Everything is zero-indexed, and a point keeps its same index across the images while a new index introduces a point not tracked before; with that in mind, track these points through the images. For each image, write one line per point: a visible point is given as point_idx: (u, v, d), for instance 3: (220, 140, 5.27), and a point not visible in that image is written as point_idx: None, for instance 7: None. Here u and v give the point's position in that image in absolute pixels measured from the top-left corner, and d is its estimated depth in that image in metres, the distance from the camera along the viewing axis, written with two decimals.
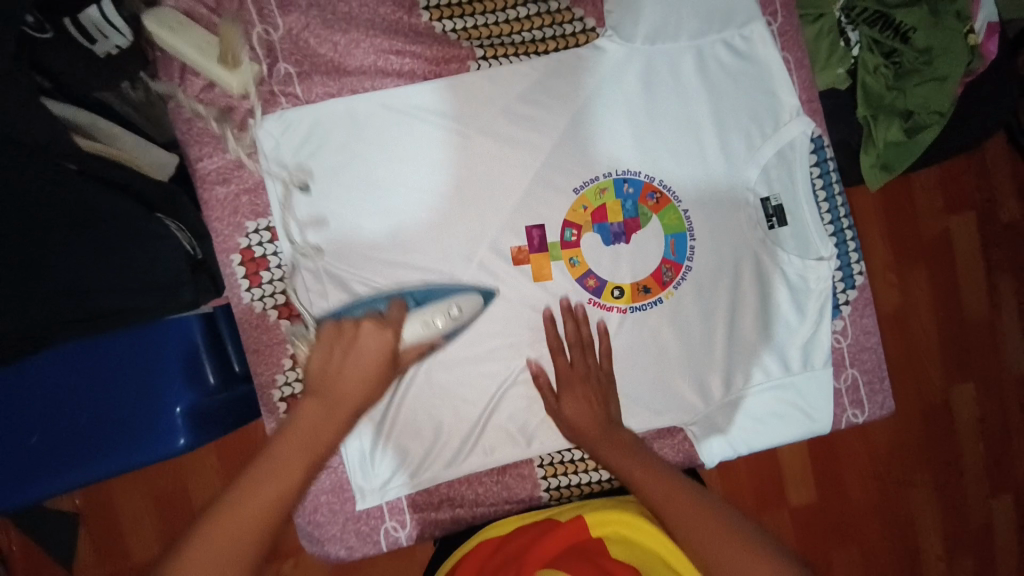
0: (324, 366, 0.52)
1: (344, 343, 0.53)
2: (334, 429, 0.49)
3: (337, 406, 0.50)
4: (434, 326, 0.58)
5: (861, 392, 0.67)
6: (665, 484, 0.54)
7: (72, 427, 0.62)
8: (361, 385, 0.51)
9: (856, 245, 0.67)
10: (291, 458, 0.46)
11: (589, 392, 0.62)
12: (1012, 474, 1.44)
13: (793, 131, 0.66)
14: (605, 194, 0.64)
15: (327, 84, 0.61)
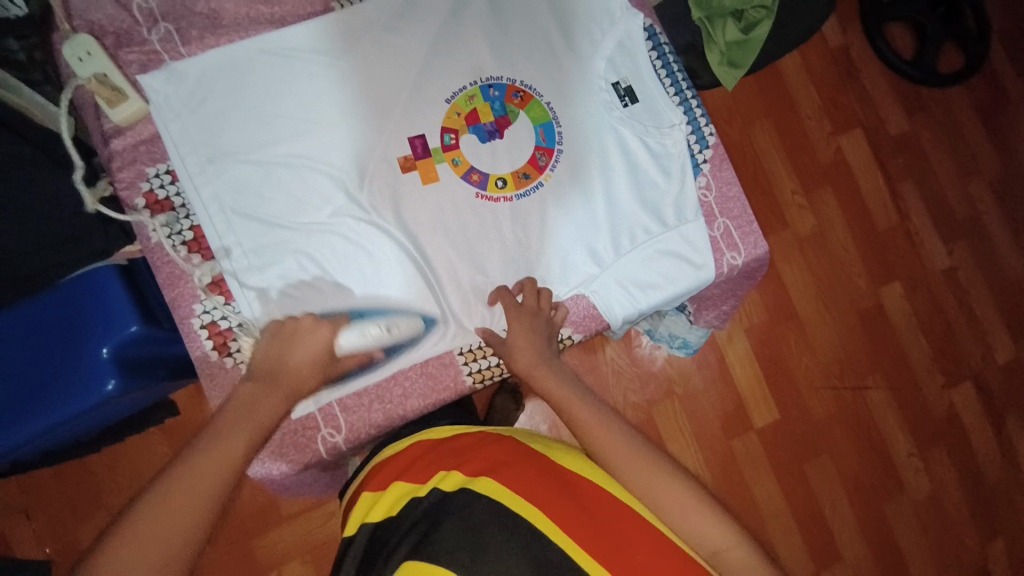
0: (272, 357, 0.60)
1: (286, 337, 0.61)
2: (275, 403, 0.58)
3: (274, 387, 0.58)
4: (370, 338, 0.66)
5: (734, 236, 0.74)
6: (594, 418, 0.62)
7: (1, 391, 0.62)
8: (308, 371, 0.61)
9: (702, 110, 0.77)
10: (237, 425, 0.55)
11: (531, 324, 0.67)
12: (955, 361, 1.52)
13: (627, 23, 0.75)
14: (474, 99, 0.72)
15: (207, 36, 0.68)
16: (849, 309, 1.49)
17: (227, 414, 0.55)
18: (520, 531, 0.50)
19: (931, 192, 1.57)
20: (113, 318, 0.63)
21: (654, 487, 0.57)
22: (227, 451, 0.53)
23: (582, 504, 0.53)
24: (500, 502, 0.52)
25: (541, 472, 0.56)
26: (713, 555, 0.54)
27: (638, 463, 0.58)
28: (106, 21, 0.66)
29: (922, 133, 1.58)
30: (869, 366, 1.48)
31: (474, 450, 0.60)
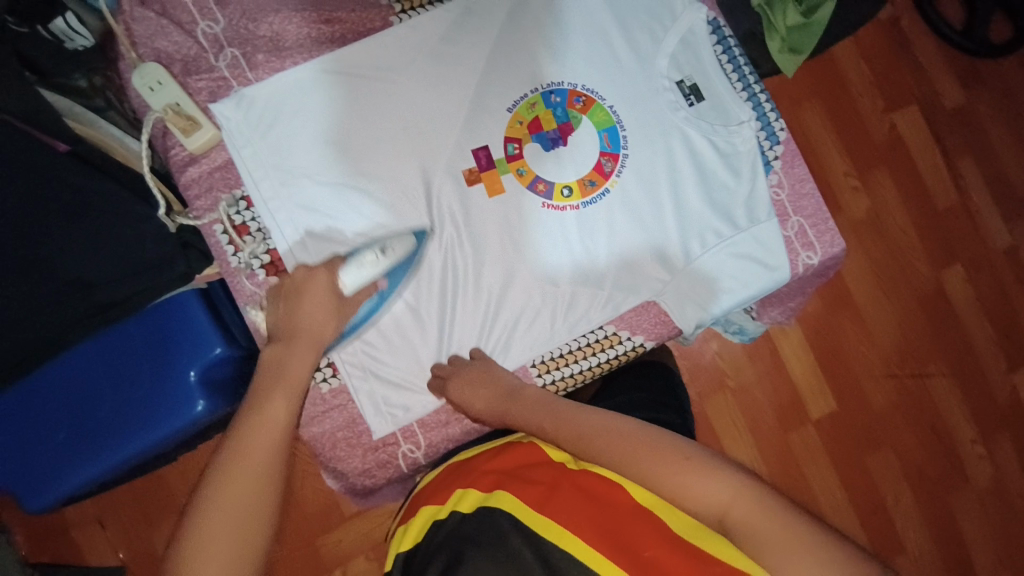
0: (284, 316, 0.61)
1: (293, 293, 0.61)
2: (303, 363, 0.59)
3: (296, 342, 0.60)
4: (369, 266, 0.63)
5: (809, 235, 0.72)
6: (563, 421, 0.56)
7: (97, 416, 0.65)
8: (320, 317, 0.61)
9: (770, 105, 0.74)
10: (275, 396, 0.56)
11: (477, 377, 0.64)
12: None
13: (690, 18, 0.73)
14: (536, 107, 0.71)
15: (271, 59, 0.68)
16: (908, 294, 1.43)
17: (260, 391, 0.56)
18: (540, 546, 0.46)
19: (993, 167, 1.49)
20: (198, 341, 0.66)
21: (644, 464, 0.50)
22: (270, 420, 0.54)
23: (597, 516, 0.48)
24: (524, 522, 0.48)
25: (562, 484, 0.51)
26: (726, 518, 0.46)
27: (617, 444, 0.52)
28: (173, 50, 0.67)
29: (982, 105, 1.50)
30: (931, 353, 1.43)
31: (500, 462, 0.56)
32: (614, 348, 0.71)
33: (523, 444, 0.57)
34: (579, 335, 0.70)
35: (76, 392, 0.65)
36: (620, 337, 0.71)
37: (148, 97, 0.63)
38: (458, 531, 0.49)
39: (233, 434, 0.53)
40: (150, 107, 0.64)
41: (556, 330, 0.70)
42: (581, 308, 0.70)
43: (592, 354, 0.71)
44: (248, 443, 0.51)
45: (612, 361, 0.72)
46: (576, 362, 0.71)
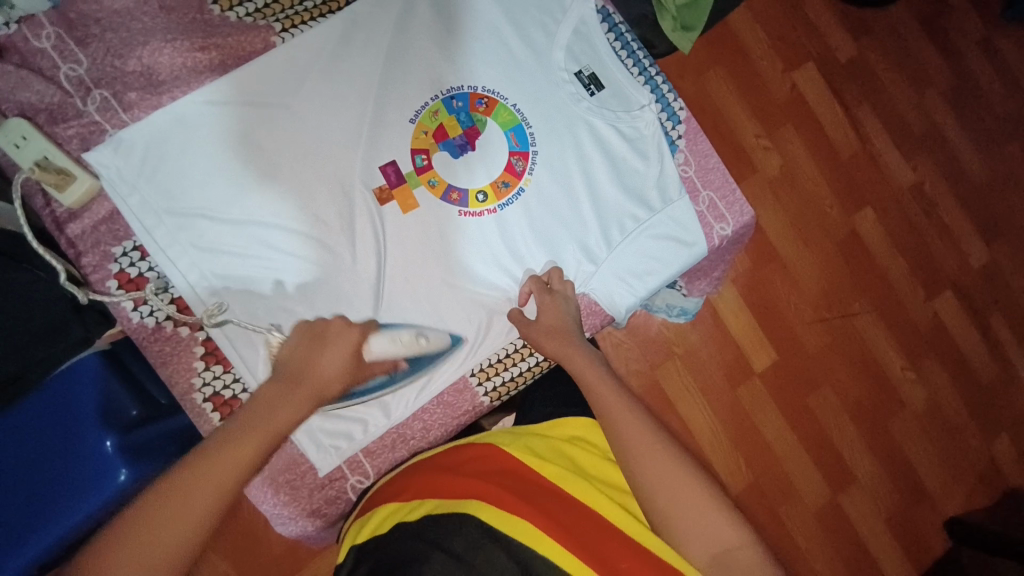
0: (298, 359, 0.58)
1: (318, 342, 0.59)
2: (290, 412, 0.54)
3: (296, 389, 0.55)
4: (401, 344, 0.67)
5: (720, 207, 0.74)
6: (618, 401, 0.57)
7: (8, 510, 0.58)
8: (336, 376, 0.58)
9: (668, 85, 0.75)
10: (247, 436, 0.50)
11: (555, 306, 0.66)
12: (933, 273, 1.58)
13: (580, 9, 0.73)
14: (439, 114, 0.70)
15: (146, 97, 0.64)
16: (827, 241, 1.52)
17: (239, 418, 0.52)
18: (513, 550, 0.49)
19: (888, 112, 1.59)
20: (112, 404, 0.63)
21: (675, 482, 0.51)
22: (241, 459, 0.48)
23: (560, 517, 0.51)
24: (495, 526, 0.50)
25: (519, 485, 0.54)
26: (727, 556, 0.48)
27: (658, 458, 0.52)
28: (36, 99, 0.61)
29: (871, 54, 1.59)
30: (855, 292, 1.53)
31: (464, 466, 0.57)
32: None
33: (484, 445, 0.59)
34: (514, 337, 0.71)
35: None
36: None
37: (14, 154, 0.58)
38: (426, 539, 0.50)
39: (196, 456, 0.47)
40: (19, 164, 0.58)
41: (490, 335, 0.70)
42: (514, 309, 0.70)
43: (530, 354, 0.71)
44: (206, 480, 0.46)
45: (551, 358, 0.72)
46: (515, 364, 0.71)
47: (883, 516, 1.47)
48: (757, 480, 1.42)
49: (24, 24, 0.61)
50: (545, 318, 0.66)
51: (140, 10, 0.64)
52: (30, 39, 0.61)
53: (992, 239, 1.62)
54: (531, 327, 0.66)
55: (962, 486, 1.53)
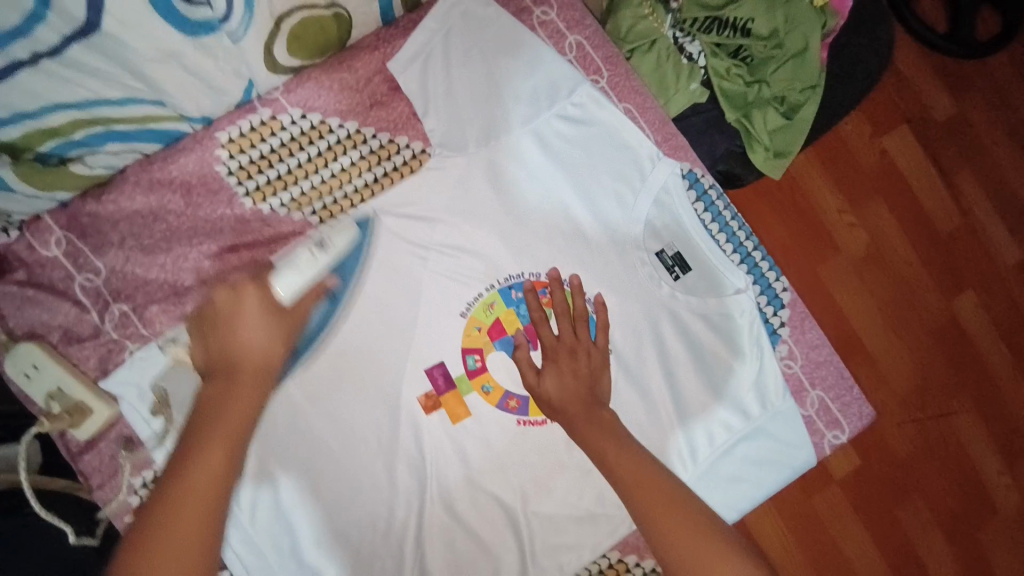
0: (215, 347, 0.48)
1: (224, 320, 0.49)
2: (237, 406, 0.45)
3: (230, 376, 0.47)
4: (309, 267, 0.51)
5: (834, 411, 0.62)
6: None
7: None
8: (255, 349, 0.48)
9: (768, 262, 0.63)
10: (206, 451, 0.43)
11: (577, 369, 0.56)
12: None
13: (662, 175, 0.61)
14: (494, 307, 0.61)
15: (168, 307, 0.57)
16: (921, 332, 1.24)
17: (180, 453, 0.44)
18: None
19: (994, 175, 1.29)
20: None
21: None
22: (203, 470, 0.42)
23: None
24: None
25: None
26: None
27: None
28: (49, 317, 0.56)
29: (973, 112, 1.29)
30: (951, 387, 1.23)
31: None
32: None
33: None
34: (583, 567, 0.61)
35: None
36: (628, 564, 0.62)
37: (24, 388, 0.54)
38: None
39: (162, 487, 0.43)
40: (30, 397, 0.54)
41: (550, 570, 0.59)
42: (560, 536, 0.60)
43: None
44: (175, 511, 0.41)
45: None
46: None
47: None
48: None
49: (31, 231, 0.55)
50: (560, 395, 0.55)
51: (164, 209, 0.57)
52: (41, 249, 0.56)
53: None
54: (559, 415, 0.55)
55: None
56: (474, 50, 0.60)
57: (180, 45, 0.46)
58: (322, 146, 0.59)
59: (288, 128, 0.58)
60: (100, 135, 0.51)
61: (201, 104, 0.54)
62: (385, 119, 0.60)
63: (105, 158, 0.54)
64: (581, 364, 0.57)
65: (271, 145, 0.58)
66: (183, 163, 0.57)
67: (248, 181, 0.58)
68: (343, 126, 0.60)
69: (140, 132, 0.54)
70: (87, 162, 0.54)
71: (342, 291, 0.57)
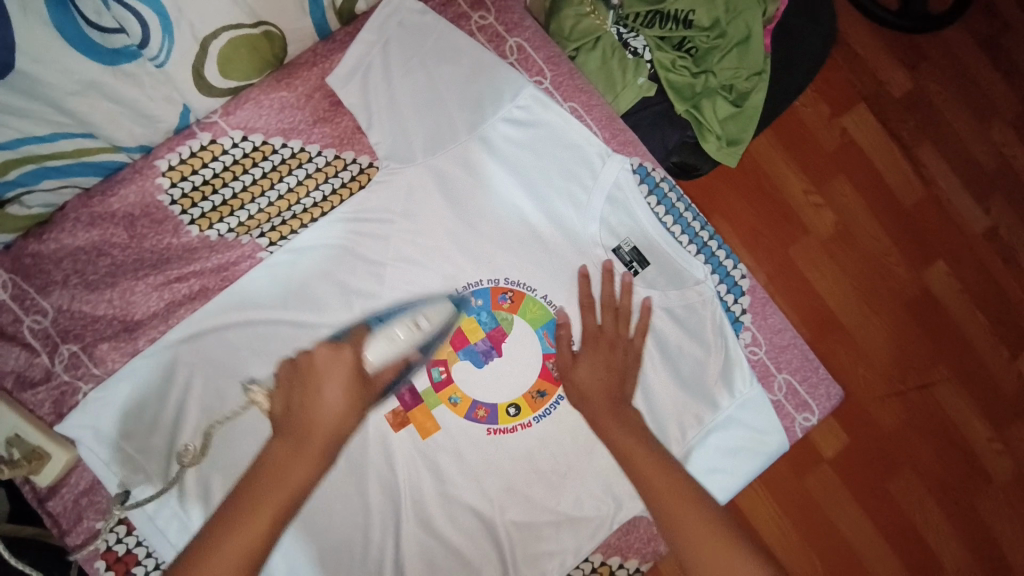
0: (297, 406, 0.47)
1: (303, 379, 0.48)
2: (303, 471, 0.45)
3: (306, 442, 0.46)
4: (401, 341, 0.53)
5: (801, 393, 0.62)
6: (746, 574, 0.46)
7: None
8: (335, 418, 0.47)
9: (725, 250, 0.63)
10: (241, 527, 0.43)
11: (611, 360, 0.58)
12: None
13: (612, 172, 0.61)
14: (454, 316, 0.60)
15: (119, 344, 0.56)
16: (897, 307, 1.26)
17: (235, 495, 0.45)
18: None
19: (952, 144, 1.31)
20: None
21: None
22: (246, 527, 0.43)
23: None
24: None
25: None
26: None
27: None
28: (1, 363, 0.54)
29: (931, 85, 1.31)
30: (932, 355, 1.25)
31: None
32: None
33: None
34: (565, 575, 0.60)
35: None
36: (611, 566, 0.61)
37: None
38: None
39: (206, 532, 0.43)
40: None
41: None
42: (539, 544, 0.58)
43: None
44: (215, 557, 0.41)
45: None
46: None
47: None
48: None
49: None
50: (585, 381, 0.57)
51: (108, 244, 0.56)
52: None
53: None
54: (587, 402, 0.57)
55: None
56: (415, 59, 0.60)
57: (97, 74, 0.46)
58: (266, 167, 0.58)
59: (229, 151, 0.57)
60: (35, 173, 0.50)
61: (135, 134, 0.53)
62: (330, 134, 0.60)
63: (44, 196, 0.53)
64: (617, 357, 0.58)
65: (214, 170, 0.57)
66: (124, 195, 0.55)
67: (191, 209, 0.57)
68: (286, 145, 0.59)
69: (76, 167, 0.53)
70: (26, 202, 0.53)
71: (418, 361, 0.57)
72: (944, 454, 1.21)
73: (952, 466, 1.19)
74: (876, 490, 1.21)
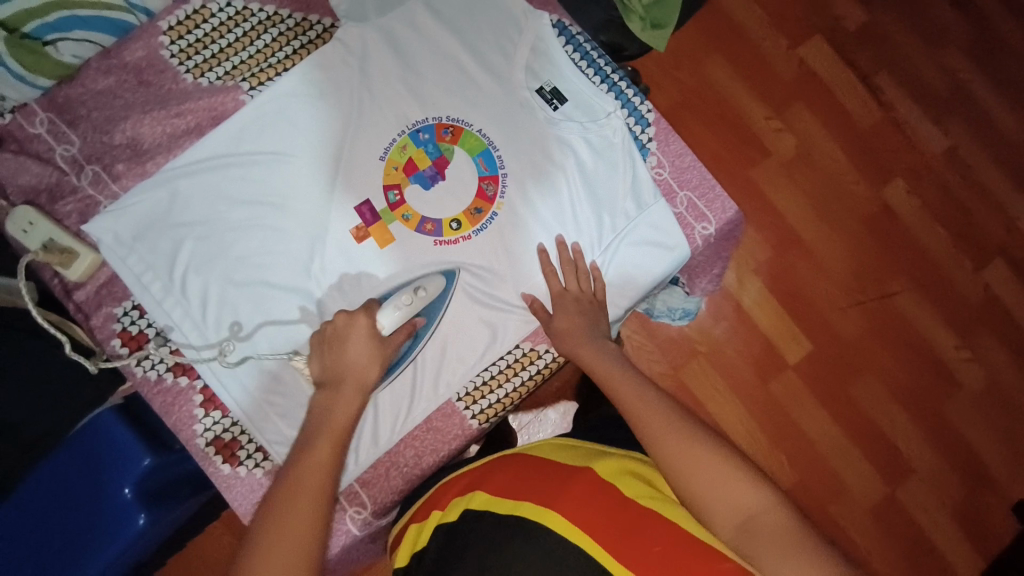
0: (330, 363, 0.63)
1: (339, 340, 0.63)
2: (347, 408, 0.61)
3: (342, 389, 0.61)
4: (406, 306, 0.65)
5: (700, 207, 0.73)
6: (633, 391, 0.62)
7: (62, 541, 0.69)
8: (363, 362, 0.62)
9: (633, 90, 0.74)
10: (316, 452, 0.58)
11: (582, 309, 0.69)
12: (986, 239, 1.38)
13: (533, 27, 0.73)
14: (407, 148, 0.72)
15: (133, 167, 0.69)
16: (853, 221, 1.37)
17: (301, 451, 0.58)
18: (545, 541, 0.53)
19: (906, 69, 1.41)
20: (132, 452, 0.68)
21: (682, 444, 0.56)
22: (313, 477, 0.56)
23: (656, 556, 0.51)
24: (599, 561, 0.51)
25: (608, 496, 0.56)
26: (750, 525, 0.52)
27: (663, 419, 0.59)
28: (36, 179, 0.68)
29: (887, 17, 1.42)
30: (895, 266, 1.36)
31: (510, 472, 0.61)
32: (535, 363, 0.72)
33: (523, 455, 0.64)
34: (496, 359, 0.70)
35: (49, 516, 0.69)
36: (538, 352, 0.72)
37: (23, 238, 0.65)
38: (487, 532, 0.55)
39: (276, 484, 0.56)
40: (27, 246, 0.65)
41: (470, 363, 0.69)
42: (476, 334, 0.70)
43: (514, 374, 0.71)
44: (294, 490, 0.55)
45: (535, 376, 0.72)
46: (501, 387, 0.71)
47: (947, 508, 1.29)
48: (801, 480, 1.29)
49: (20, 114, 0.68)
50: (559, 322, 0.68)
51: (121, 89, 0.69)
52: (28, 127, 0.68)
53: None
54: (553, 331, 0.68)
55: None
56: None
57: None
58: (246, 27, 0.71)
59: (216, 15, 0.71)
60: (68, 20, 0.64)
61: None
62: (298, 1, 0.73)
63: (72, 46, 0.67)
64: (583, 302, 0.69)
65: (203, 30, 0.71)
66: (133, 50, 0.69)
67: (188, 61, 0.70)
68: (262, 10, 0.72)
69: (97, 20, 0.67)
70: (59, 48, 0.66)
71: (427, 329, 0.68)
72: (907, 355, 1.33)
73: (912, 366, 1.33)
74: (841, 391, 1.32)
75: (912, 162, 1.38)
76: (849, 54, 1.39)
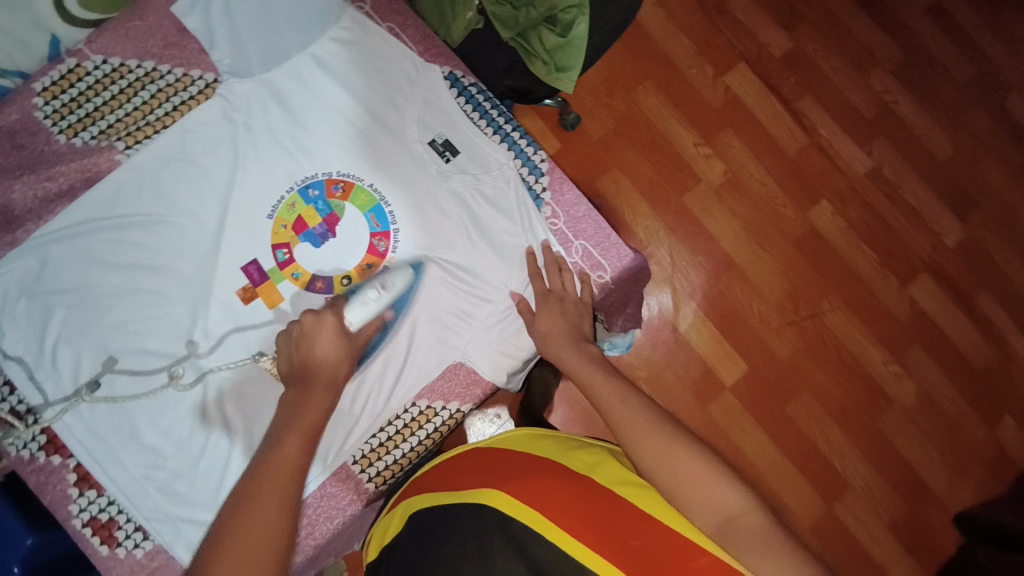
0: (298, 358, 0.61)
1: (307, 340, 0.61)
2: (317, 404, 0.58)
3: (312, 385, 0.59)
4: (373, 302, 0.65)
5: (595, 256, 0.74)
6: (611, 390, 0.63)
7: None
8: (334, 360, 0.61)
9: (525, 140, 0.74)
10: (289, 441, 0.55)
11: (564, 310, 0.69)
12: (912, 256, 1.41)
13: (424, 77, 0.73)
14: (296, 206, 0.70)
15: (3, 235, 0.66)
16: (784, 243, 1.39)
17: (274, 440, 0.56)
18: (512, 528, 0.50)
19: (830, 94, 1.45)
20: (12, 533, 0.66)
21: (659, 443, 0.56)
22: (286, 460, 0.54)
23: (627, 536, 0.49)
24: (556, 540, 0.49)
25: (579, 488, 0.54)
26: (730, 524, 0.51)
27: (639, 421, 0.58)
28: None
29: (808, 44, 1.46)
30: (826, 286, 1.39)
31: (471, 470, 0.59)
32: (433, 421, 0.71)
33: (485, 450, 0.62)
34: (391, 421, 0.70)
35: None
36: (435, 409, 0.71)
37: None
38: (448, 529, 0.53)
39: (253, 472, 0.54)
40: None
41: (366, 427, 0.69)
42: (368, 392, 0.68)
43: (410, 434, 0.71)
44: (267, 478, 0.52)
45: (432, 434, 0.71)
46: (396, 448, 0.70)
47: (885, 523, 1.31)
48: None
49: None
50: (542, 324, 0.69)
51: None
52: None
53: (967, 214, 1.44)
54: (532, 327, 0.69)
55: (968, 482, 1.35)
56: None
57: None
58: (122, 84, 0.69)
59: (91, 73, 0.68)
60: None
61: (14, 57, 0.67)
62: (178, 56, 0.70)
63: None
64: (567, 305, 0.70)
65: (78, 89, 0.68)
66: (6, 114, 0.67)
67: (61, 121, 0.68)
68: (140, 65, 0.69)
69: None
70: None
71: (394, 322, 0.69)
72: (841, 373, 1.36)
73: (846, 383, 1.35)
74: (779, 412, 1.33)
75: (837, 183, 1.42)
76: (772, 80, 1.43)
